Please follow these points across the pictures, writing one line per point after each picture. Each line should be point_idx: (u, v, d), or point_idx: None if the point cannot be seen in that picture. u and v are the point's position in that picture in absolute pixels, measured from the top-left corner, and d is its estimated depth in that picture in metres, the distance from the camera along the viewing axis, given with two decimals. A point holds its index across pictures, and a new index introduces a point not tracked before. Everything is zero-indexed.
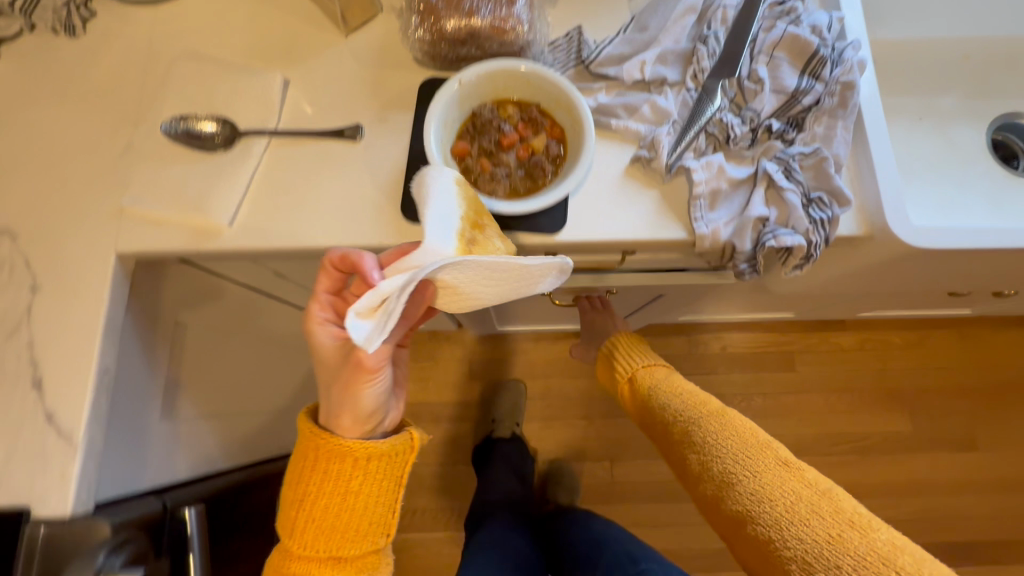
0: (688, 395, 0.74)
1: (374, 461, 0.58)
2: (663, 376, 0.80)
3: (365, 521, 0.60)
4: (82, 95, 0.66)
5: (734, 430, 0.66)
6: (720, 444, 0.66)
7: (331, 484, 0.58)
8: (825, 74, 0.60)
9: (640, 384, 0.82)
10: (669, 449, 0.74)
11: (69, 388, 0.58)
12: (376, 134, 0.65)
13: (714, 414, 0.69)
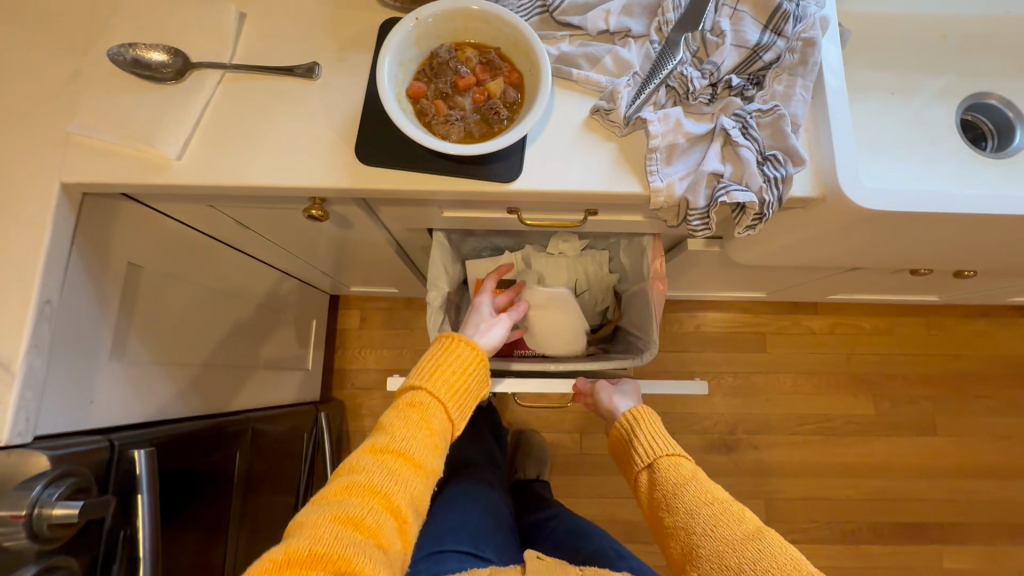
0: (710, 493, 0.61)
1: (484, 365, 0.66)
2: (690, 472, 0.64)
3: (462, 410, 0.63)
4: (30, 19, 0.64)
5: (763, 544, 0.54)
6: (747, 564, 0.53)
7: (458, 360, 0.64)
8: (788, 30, 0.59)
9: (659, 479, 0.65)
10: (674, 554, 0.60)
11: (10, 317, 0.57)
12: (333, 75, 0.64)
13: (738, 521, 0.57)
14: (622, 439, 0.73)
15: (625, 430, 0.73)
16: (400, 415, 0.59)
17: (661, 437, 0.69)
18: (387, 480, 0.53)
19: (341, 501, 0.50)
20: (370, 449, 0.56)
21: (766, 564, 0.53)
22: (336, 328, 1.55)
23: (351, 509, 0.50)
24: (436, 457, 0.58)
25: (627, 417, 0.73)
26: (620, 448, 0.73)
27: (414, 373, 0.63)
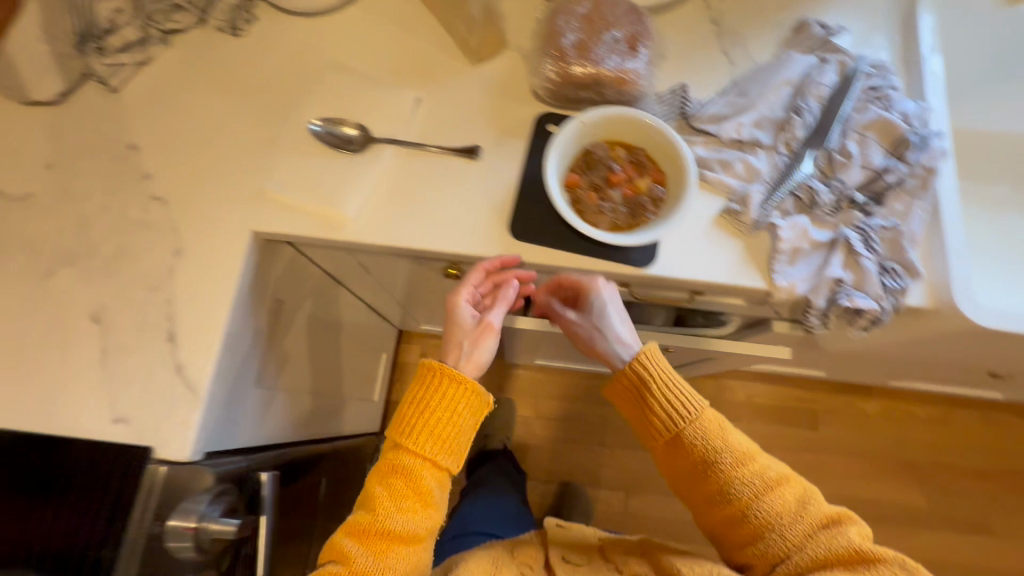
0: (755, 466, 0.59)
1: (478, 397, 0.62)
2: (728, 441, 0.60)
3: (455, 456, 0.61)
4: (237, 87, 0.75)
5: (796, 507, 0.58)
6: (784, 522, 0.57)
7: (439, 403, 0.61)
8: (910, 157, 0.66)
9: (696, 450, 0.60)
10: (700, 505, 0.61)
11: (201, 346, 0.65)
12: (492, 156, 0.72)
13: (772, 479, 0.58)
14: (667, 416, 0.61)
15: (638, 380, 0.63)
16: (383, 482, 0.60)
17: (712, 421, 0.61)
18: (371, 565, 0.57)
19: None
20: (352, 527, 0.59)
21: (801, 523, 0.57)
22: (395, 360, 1.57)
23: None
24: (424, 517, 0.59)
25: (651, 374, 0.62)
26: (650, 408, 0.63)
27: (394, 428, 0.62)
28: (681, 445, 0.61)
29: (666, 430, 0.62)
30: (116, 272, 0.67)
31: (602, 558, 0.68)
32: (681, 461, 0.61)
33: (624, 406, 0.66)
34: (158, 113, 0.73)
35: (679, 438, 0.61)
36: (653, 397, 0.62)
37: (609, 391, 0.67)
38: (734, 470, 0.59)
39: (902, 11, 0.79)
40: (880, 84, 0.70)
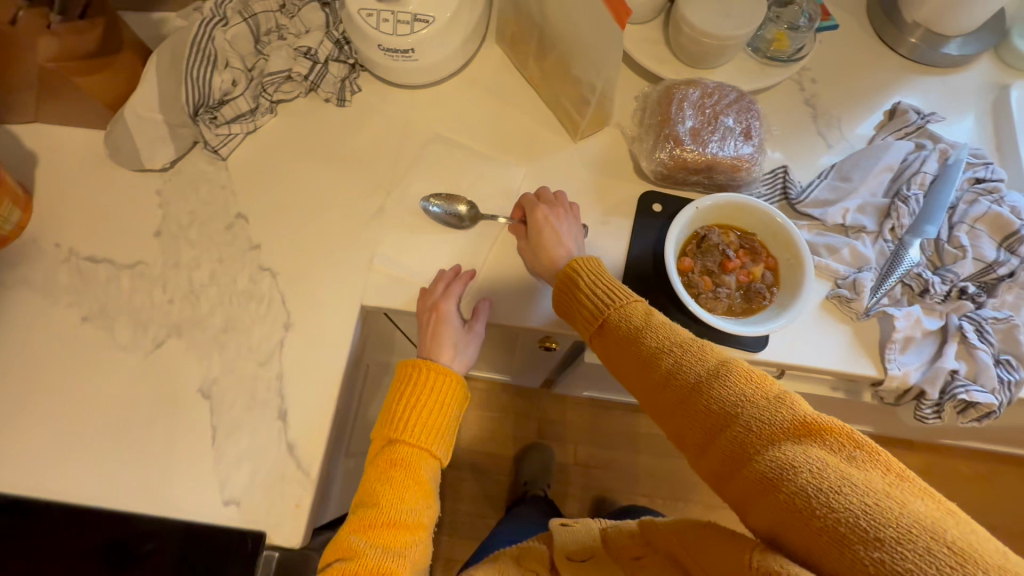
0: (704, 359, 0.48)
1: (462, 386, 0.63)
2: (675, 325, 0.52)
3: (443, 445, 0.61)
4: (343, 157, 0.76)
5: (765, 403, 0.44)
6: (781, 424, 0.43)
7: (427, 396, 0.60)
8: (1022, 252, 0.67)
9: (640, 329, 0.52)
10: (687, 442, 0.48)
11: (312, 423, 0.64)
12: (598, 234, 0.72)
13: (720, 373, 0.47)
14: (593, 310, 0.57)
15: (574, 283, 0.59)
16: (382, 475, 0.57)
17: (668, 334, 0.51)
18: (381, 557, 0.52)
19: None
20: (357, 524, 0.55)
21: (809, 439, 0.41)
22: None
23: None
24: (424, 507, 0.57)
25: (583, 273, 0.59)
26: (595, 310, 0.56)
27: (383, 424, 0.60)
28: (630, 348, 0.52)
29: (615, 335, 0.54)
30: (226, 345, 0.66)
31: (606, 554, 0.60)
32: (630, 367, 0.52)
33: (569, 303, 0.60)
34: (266, 182, 0.74)
35: (625, 338, 0.53)
36: (585, 292, 0.58)
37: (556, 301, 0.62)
38: (683, 363, 0.49)
39: (990, 98, 0.81)
40: (985, 175, 0.71)
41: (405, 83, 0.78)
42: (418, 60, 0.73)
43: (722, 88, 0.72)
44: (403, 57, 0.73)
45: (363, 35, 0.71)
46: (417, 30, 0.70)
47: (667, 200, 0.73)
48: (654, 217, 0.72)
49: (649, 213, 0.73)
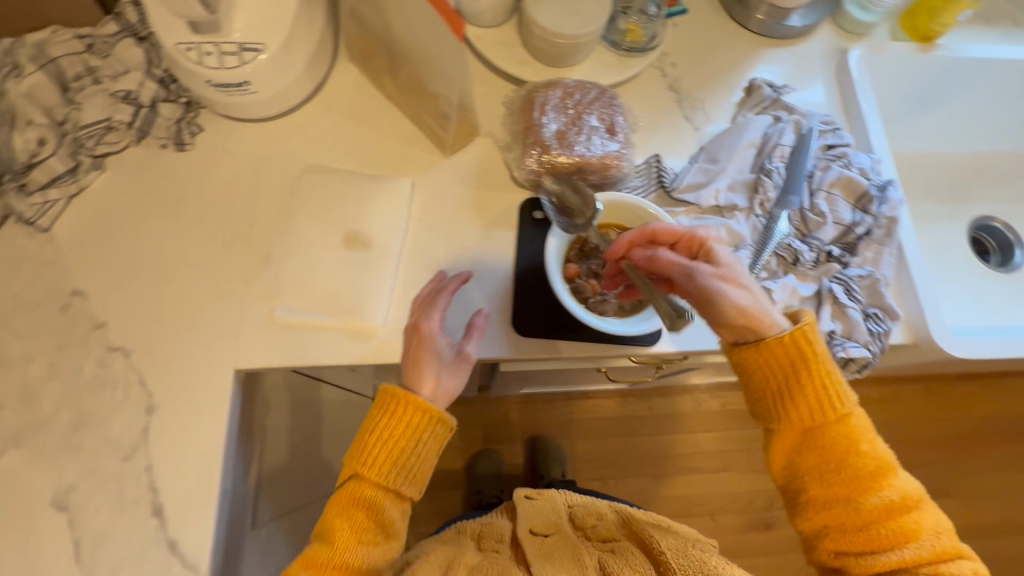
0: (899, 482, 0.53)
1: (438, 421, 0.54)
2: (846, 406, 0.55)
3: (412, 480, 0.54)
4: (192, 208, 0.68)
5: (924, 531, 0.51)
6: (910, 545, 0.51)
7: (399, 431, 0.53)
8: (873, 210, 0.72)
9: (834, 411, 0.54)
10: (799, 504, 0.56)
11: (195, 513, 0.57)
12: (483, 251, 0.70)
13: (904, 501, 0.52)
14: (820, 412, 0.54)
15: (800, 368, 0.54)
16: (344, 514, 0.53)
17: (884, 455, 0.54)
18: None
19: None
20: (309, 558, 0.52)
21: (918, 553, 0.50)
22: None
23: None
24: (384, 549, 0.53)
25: (818, 360, 0.54)
26: (821, 414, 0.54)
27: (354, 456, 0.54)
28: (846, 462, 0.53)
29: (834, 444, 0.54)
30: (79, 445, 0.58)
31: (572, 528, 0.69)
32: (806, 459, 0.55)
33: (762, 378, 0.56)
34: (103, 250, 0.65)
35: (844, 449, 0.54)
36: (811, 386, 0.54)
37: (736, 355, 0.57)
38: (878, 487, 0.53)
39: (833, 64, 0.85)
40: (835, 142, 0.76)
41: (251, 116, 0.71)
42: (257, 92, 0.67)
43: (583, 85, 0.73)
44: (238, 91, 0.66)
45: (188, 72, 0.64)
46: (247, 60, 0.63)
47: None
48: (537, 222, 0.71)
49: (532, 220, 0.71)
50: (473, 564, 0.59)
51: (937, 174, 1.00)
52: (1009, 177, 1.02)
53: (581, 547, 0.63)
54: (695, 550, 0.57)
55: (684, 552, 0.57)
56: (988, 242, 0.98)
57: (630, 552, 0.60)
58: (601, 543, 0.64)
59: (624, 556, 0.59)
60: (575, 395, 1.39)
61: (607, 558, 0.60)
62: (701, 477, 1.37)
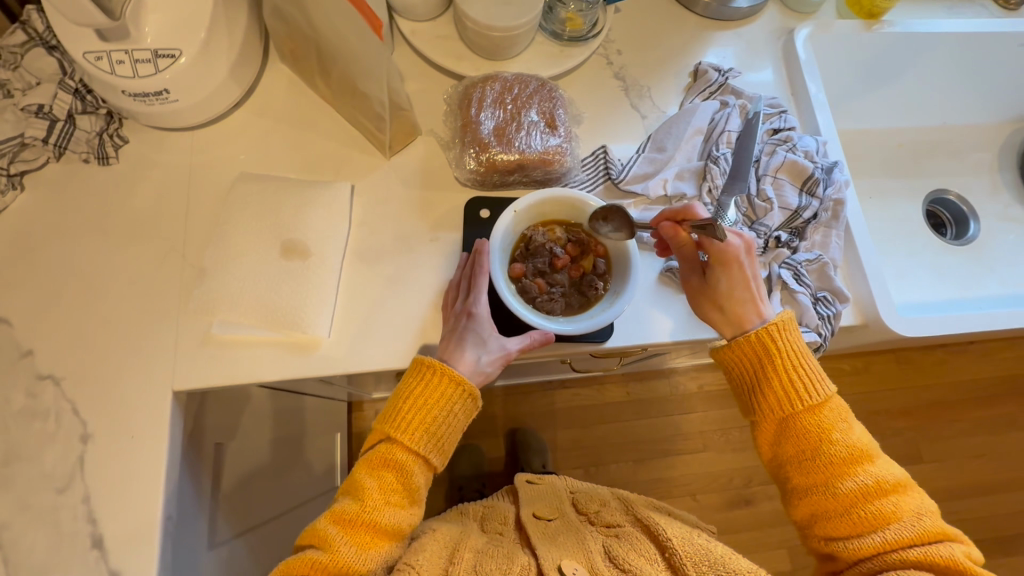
0: (875, 467, 0.52)
1: (472, 397, 0.58)
2: (814, 390, 0.54)
3: (442, 452, 0.57)
4: (120, 225, 0.65)
5: (906, 513, 0.49)
6: (891, 527, 0.49)
7: (435, 400, 0.56)
8: (820, 193, 0.71)
9: (800, 395, 0.54)
10: (789, 492, 0.56)
11: (137, 542, 0.56)
12: (429, 253, 0.68)
13: (882, 485, 0.51)
14: (789, 400, 0.54)
15: (768, 360, 0.56)
16: (375, 474, 0.55)
17: (859, 439, 0.53)
18: (354, 557, 0.50)
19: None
20: (338, 514, 0.53)
21: (902, 536, 0.48)
22: None
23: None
24: (409, 514, 0.55)
25: (784, 350, 0.56)
26: (789, 403, 0.55)
27: (387, 421, 0.56)
28: (819, 449, 0.53)
29: (805, 431, 0.54)
30: (10, 479, 0.56)
31: (575, 511, 0.66)
32: (785, 448, 0.55)
33: (739, 371, 0.58)
34: (28, 275, 0.63)
35: (815, 436, 0.53)
36: (777, 376, 0.55)
37: (718, 354, 0.59)
38: (850, 470, 0.51)
39: (780, 45, 0.84)
40: (780, 125, 0.76)
41: (177, 125, 0.68)
42: (179, 100, 0.64)
43: (522, 79, 0.72)
44: (157, 100, 0.63)
45: (101, 83, 0.61)
46: (163, 67, 0.60)
47: (494, 204, 0.69)
48: (480, 221, 0.69)
49: (476, 219, 0.69)
50: (479, 549, 0.57)
51: (892, 149, 0.99)
52: (962, 149, 1.02)
53: (585, 531, 0.61)
54: (699, 538, 0.55)
55: (689, 539, 0.55)
56: (944, 215, 0.99)
57: (636, 539, 0.58)
58: (605, 527, 0.62)
59: (630, 542, 0.57)
60: (552, 383, 1.37)
61: (612, 542, 0.58)
62: (679, 459, 1.37)
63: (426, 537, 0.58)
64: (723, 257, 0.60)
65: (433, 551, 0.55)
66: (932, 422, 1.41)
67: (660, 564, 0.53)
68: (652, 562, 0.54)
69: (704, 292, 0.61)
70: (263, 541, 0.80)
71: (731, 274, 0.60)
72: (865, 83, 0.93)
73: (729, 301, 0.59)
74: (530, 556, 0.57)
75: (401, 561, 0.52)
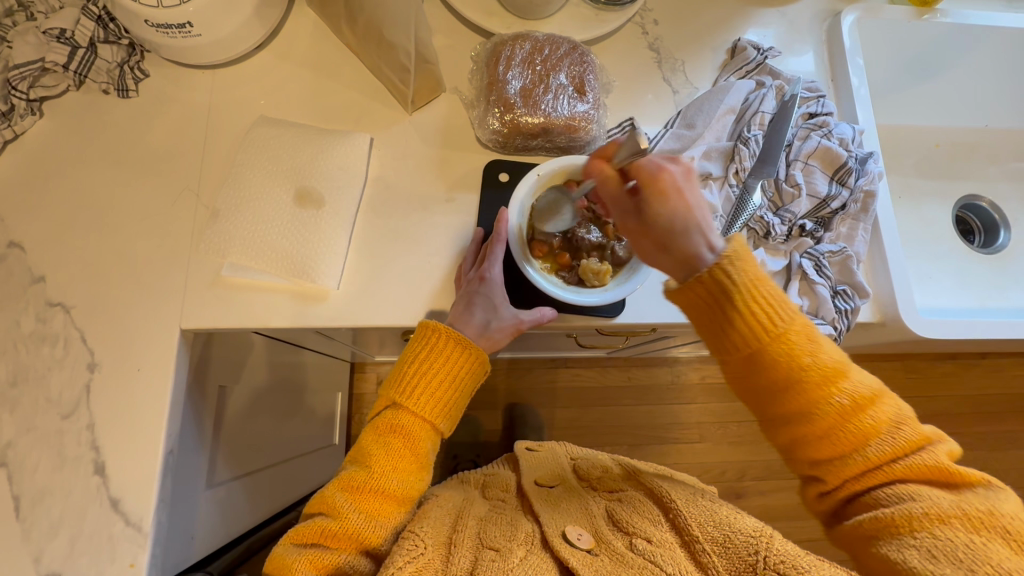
0: (850, 382, 0.46)
1: (479, 361, 0.58)
2: (776, 316, 0.46)
3: (448, 417, 0.57)
4: (135, 158, 0.65)
5: (884, 425, 0.45)
6: (874, 444, 0.45)
7: (440, 364, 0.56)
8: (851, 182, 0.69)
9: (766, 322, 0.46)
10: (765, 422, 0.50)
11: (139, 473, 0.57)
12: (444, 214, 0.66)
13: (859, 402, 0.45)
14: (758, 331, 0.46)
15: (726, 296, 0.46)
16: (381, 441, 0.54)
17: (827, 355, 0.46)
18: (363, 524, 0.51)
19: (319, 544, 0.50)
20: (345, 482, 0.53)
21: (886, 451, 0.45)
22: None
23: (328, 554, 0.50)
24: (417, 479, 0.55)
25: (743, 282, 0.46)
26: (757, 334, 0.46)
27: (392, 387, 0.56)
28: (793, 381, 0.46)
29: (775, 363, 0.46)
30: (17, 401, 0.57)
31: (575, 477, 0.66)
32: (757, 383, 0.47)
33: (693, 309, 0.49)
34: (43, 200, 0.63)
35: (788, 364, 0.46)
36: (742, 305, 0.46)
37: (675, 296, 0.48)
38: (828, 396, 0.45)
39: (824, 28, 0.81)
40: (817, 110, 0.73)
41: (199, 63, 0.67)
42: (202, 34, 0.62)
43: (553, 40, 0.69)
44: (181, 34, 0.61)
45: (124, 10, 0.59)
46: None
47: (514, 167, 0.68)
48: (497, 184, 0.67)
49: (495, 182, 0.67)
50: (483, 516, 0.56)
51: (927, 148, 0.96)
52: (1002, 156, 0.98)
53: (587, 497, 0.61)
54: (704, 501, 0.54)
55: (694, 502, 0.54)
56: (973, 222, 0.96)
57: (639, 501, 0.57)
58: (607, 492, 0.62)
59: (632, 505, 0.57)
60: (555, 362, 1.37)
61: (615, 506, 0.58)
62: (675, 447, 1.38)
63: (431, 502, 0.58)
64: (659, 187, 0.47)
65: (436, 518, 0.54)
66: None
67: (665, 526, 0.53)
68: (656, 524, 0.54)
69: (641, 233, 0.50)
70: (258, 486, 0.81)
71: (674, 205, 0.47)
72: (909, 76, 0.89)
73: (674, 239, 0.47)
74: (534, 523, 0.56)
75: (408, 528, 0.52)
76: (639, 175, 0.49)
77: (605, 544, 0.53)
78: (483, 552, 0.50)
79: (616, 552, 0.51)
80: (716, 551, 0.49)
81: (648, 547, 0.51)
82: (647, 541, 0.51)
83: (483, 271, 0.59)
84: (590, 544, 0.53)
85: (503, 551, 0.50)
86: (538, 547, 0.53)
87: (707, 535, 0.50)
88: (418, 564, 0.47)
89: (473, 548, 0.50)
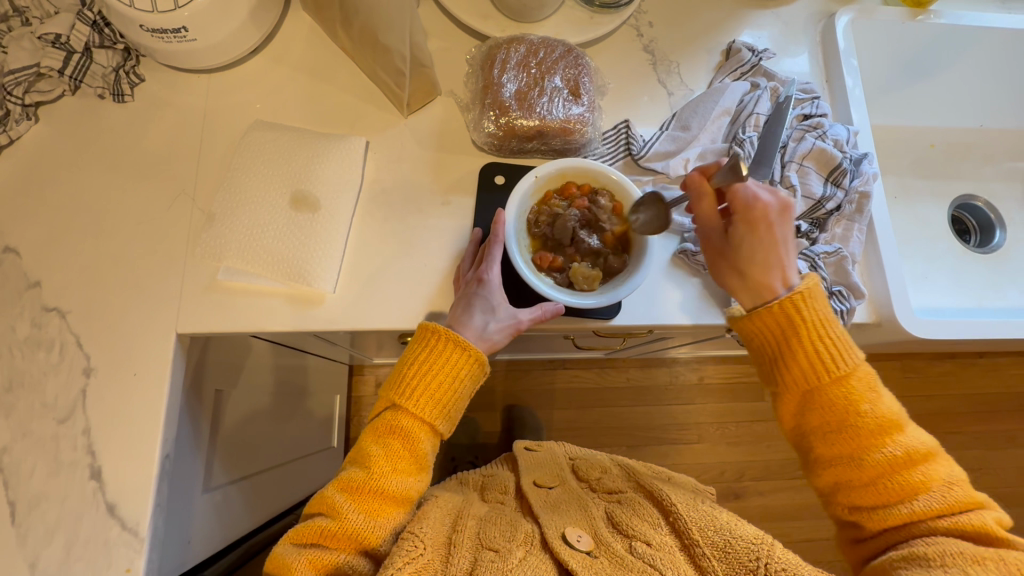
0: (906, 436, 0.47)
1: (479, 364, 0.57)
2: (837, 360, 0.49)
3: (449, 420, 0.57)
4: (131, 163, 0.65)
5: (936, 482, 0.46)
6: (920, 497, 0.45)
7: (441, 367, 0.56)
8: (845, 183, 0.69)
9: (827, 364, 0.49)
10: (811, 462, 0.51)
11: (135, 477, 0.57)
12: (440, 217, 0.66)
13: (913, 454, 0.47)
14: (817, 370, 0.49)
15: (794, 330, 0.50)
16: (381, 442, 0.54)
17: (890, 407, 0.49)
18: (362, 524, 0.51)
19: (318, 543, 0.51)
20: (345, 482, 0.53)
21: (933, 506, 0.45)
22: None
23: (327, 553, 0.50)
24: (416, 480, 0.55)
25: (812, 321, 0.50)
26: (817, 373, 0.49)
27: (393, 388, 0.56)
28: (847, 421, 0.48)
29: (832, 403, 0.49)
30: (12, 406, 0.57)
31: (575, 479, 0.66)
32: (809, 419, 0.50)
33: (761, 342, 0.53)
34: (38, 205, 0.63)
35: (846, 407, 0.48)
36: (808, 344, 0.50)
37: (737, 323, 0.54)
38: (880, 440, 0.47)
39: (818, 30, 0.81)
40: (811, 111, 0.73)
41: (195, 67, 0.67)
42: (197, 39, 0.62)
43: (548, 42, 0.69)
44: (176, 38, 0.61)
45: (119, 15, 0.59)
46: (182, 4, 0.58)
47: (509, 170, 0.68)
48: (493, 187, 0.67)
49: (490, 184, 0.67)
50: (482, 517, 0.56)
51: (923, 148, 0.96)
52: (997, 156, 0.98)
53: (587, 498, 0.61)
54: (704, 505, 0.54)
55: (693, 505, 0.54)
56: (969, 222, 0.96)
57: (638, 503, 0.57)
58: (607, 494, 0.61)
59: (631, 506, 0.57)
60: (553, 364, 1.38)
61: (615, 508, 0.58)
62: (673, 448, 1.38)
63: (431, 503, 0.58)
64: (751, 213, 0.54)
65: (436, 518, 0.54)
66: (933, 432, 1.39)
67: (664, 528, 0.53)
68: (655, 526, 0.53)
69: (723, 255, 0.57)
70: (256, 490, 0.81)
71: (762, 237, 0.54)
72: (904, 77, 0.90)
73: (750, 265, 0.54)
74: (534, 524, 0.56)
75: (407, 529, 0.52)
76: (733, 201, 0.55)
77: (604, 546, 0.53)
78: (483, 552, 0.50)
79: (615, 554, 0.51)
80: (714, 555, 0.49)
81: (647, 549, 0.51)
82: (646, 544, 0.51)
83: (480, 275, 0.59)
84: (590, 545, 0.52)
85: (502, 552, 0.50)
86: (537, 548, 0.53)
87: (707, 539, 0.50)
88: (418, 565, 0.47)
89: (473, 548, 0.51)
